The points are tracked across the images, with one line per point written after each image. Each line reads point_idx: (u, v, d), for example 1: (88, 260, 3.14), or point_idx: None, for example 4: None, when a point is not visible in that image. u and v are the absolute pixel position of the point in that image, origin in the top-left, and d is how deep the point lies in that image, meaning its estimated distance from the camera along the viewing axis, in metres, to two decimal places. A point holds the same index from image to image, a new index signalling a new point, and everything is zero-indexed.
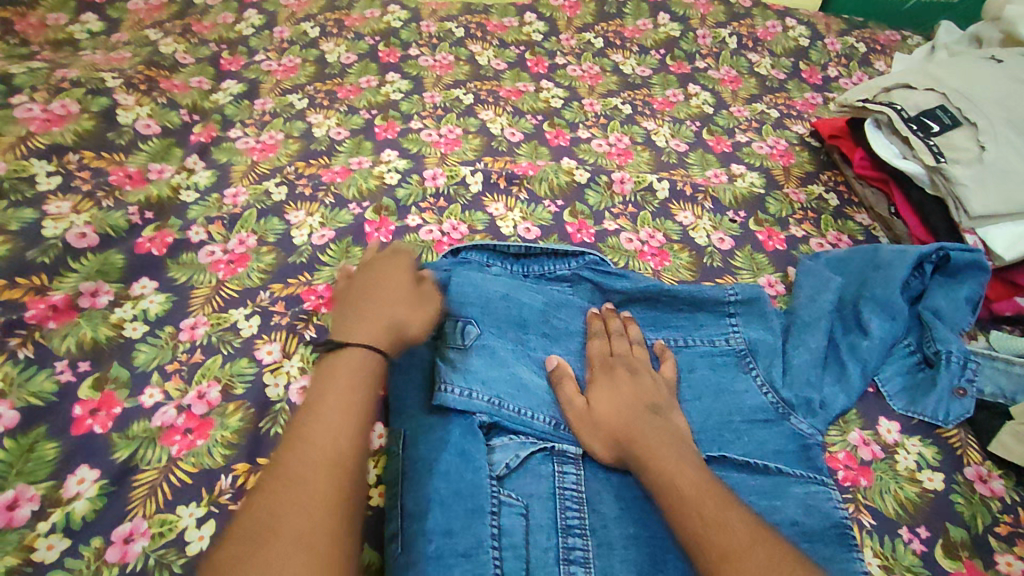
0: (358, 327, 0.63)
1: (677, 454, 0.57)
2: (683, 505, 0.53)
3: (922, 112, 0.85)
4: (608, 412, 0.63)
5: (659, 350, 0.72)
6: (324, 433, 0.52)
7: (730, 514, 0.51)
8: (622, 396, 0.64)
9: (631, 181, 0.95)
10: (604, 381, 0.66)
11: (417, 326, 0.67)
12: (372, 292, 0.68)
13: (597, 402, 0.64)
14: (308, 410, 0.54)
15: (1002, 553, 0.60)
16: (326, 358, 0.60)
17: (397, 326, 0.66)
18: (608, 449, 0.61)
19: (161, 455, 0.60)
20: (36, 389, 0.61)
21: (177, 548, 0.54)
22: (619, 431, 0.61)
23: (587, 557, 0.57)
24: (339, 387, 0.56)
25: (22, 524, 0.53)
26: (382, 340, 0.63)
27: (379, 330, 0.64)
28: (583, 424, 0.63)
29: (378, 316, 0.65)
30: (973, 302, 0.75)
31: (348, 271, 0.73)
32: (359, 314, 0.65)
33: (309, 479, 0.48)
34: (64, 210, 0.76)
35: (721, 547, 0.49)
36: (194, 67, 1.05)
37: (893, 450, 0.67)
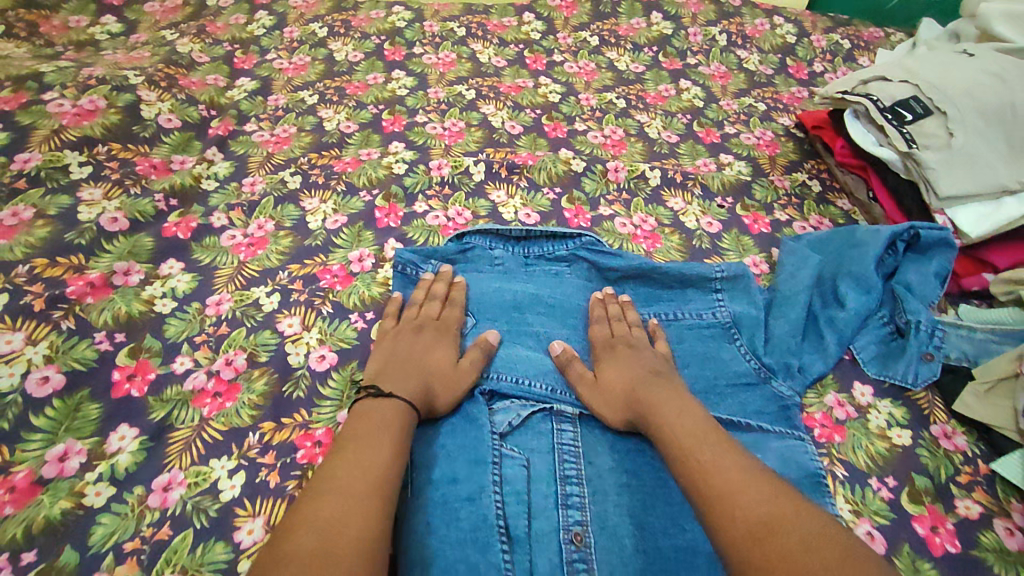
0: (401, 388, 0.64)
1: (678, 411, 0.63)
2: (683, 454, 0.58)
3: (897, 102, 0.90)
4: (616, 383, 0.69)
5: (652, 329, 0.78)
6: (377, 458, 0.56)
7: (726, 456, 0.57)
8: (627, 367, 0.70)
9: (625, 170, 1.01)
10: (608, 359, 0.72)
11: (449, 397, 0.67)
12: (405, 341, 0.72)
13: (605, 375, 0.70)
14: (357, 436, 0.57)
15: (962, 498, 0.66)
16: (370, 401, 0.62)
17: (442, 396, 0.66)
18: (618, 414, 0.67)
19: (193, 415, 0.65)
20: (79, 356, 0.67)
21: (212, 495, 0.60)
22: (627, 397, 0.67)
23: (583, 503, 0.62)
24: (381, 423, 0.60)
25: (72, 473, 0.59)
26: (417, 403, 0.64)
27: (419, 395, 0.65)
28: (594, 395, 0.69)
29: (410, 370, 0.67)
30: (942, 276, 0.80)
31: (424, 316, 0.75)
32: (406, 375, 0.66)
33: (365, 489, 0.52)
34: (96, 196, 0.81)
35: (717, 484, 0.54)
36: (209, 65, 1.11)
37: (865, 411, 0.73)
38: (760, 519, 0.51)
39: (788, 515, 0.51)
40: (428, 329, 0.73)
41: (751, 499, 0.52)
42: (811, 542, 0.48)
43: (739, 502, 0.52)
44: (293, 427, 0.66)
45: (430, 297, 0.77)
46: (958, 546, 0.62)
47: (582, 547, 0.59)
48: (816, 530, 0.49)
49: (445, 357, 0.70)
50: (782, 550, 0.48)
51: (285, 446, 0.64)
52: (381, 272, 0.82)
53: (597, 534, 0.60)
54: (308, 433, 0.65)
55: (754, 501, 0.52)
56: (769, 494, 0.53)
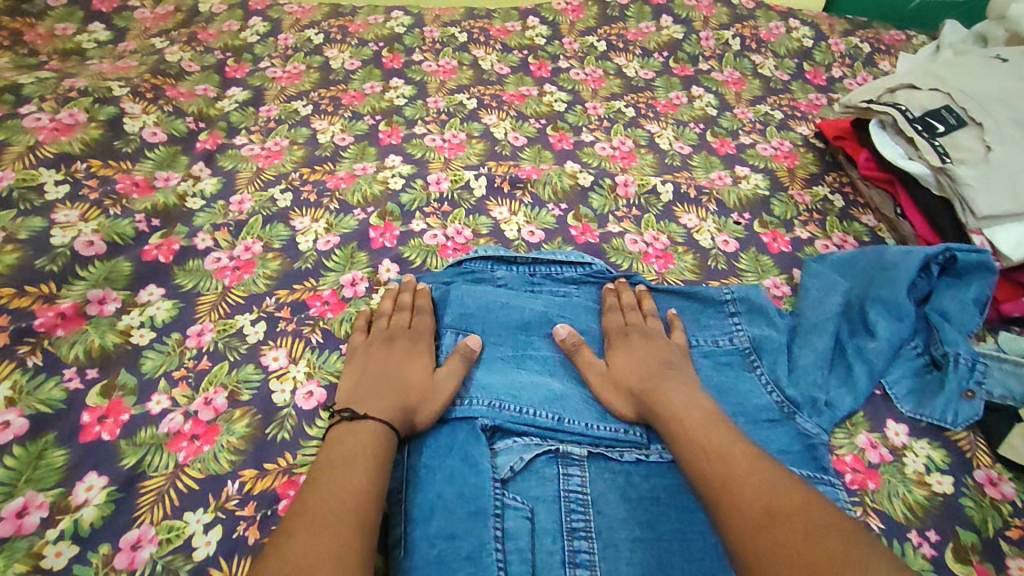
0: (375, 408, 0.61)
1: (685, 402, 0.62)
2: (689, 442, 0.58)
3: (927, 112, 0.85)
4: (627, 372, 0.68)
5: (669, 319, 0.75)
6: (350, 489, 0.53)
7: (731, 445, 0.56)
8: (638, 357, 0.68)
9: (635, 184, 0.95)
10: (620, 346, 0.71)
11: (430, 410, 0.63)
12: (378, 356, 0.68)
13: (616, 363, 0.69)
14: (330, 463, 0.55)
15: (1013, 557, 0.60)
16: (344, 427, 0.59)
17: (423, 410, 0.63)
18: (628, 404, 0.66)
19: (167, 462, 0.60)
20: (45, 396, 0.62)
21: (184, 554, 0.54)
22: (636, 387, 0.66)
23: (593, 561, 0.56)
24: (357, 449, 0.57)
25: (31, 531, 0.54)
26: (395, 421, 0.60)
27: (399, 413, 0.61)
28: (604, 384, 0.68)
29: (385, 387, 0.64)
30: (981, 304, 0.74)
31: (395, 327, 0.71)
32: (383, 394, 0.63)
33: (335, 519, 0.50)
34: (72, 218, 0.77)
35: (722, 474, 0.53)
36: (199, 74, 1.06)
37: (901, 453, 0.67)
38: (763, 508, 0.49)
39: (792, 505, 0.49)
40: (401, 341, 0.70)
41: (753, 490, 0.51)
42: (816, 530, 0.46)
43: (742, 492, 0.51)
44: (276, 473, 0.60)
45: (398, 307, 0.73)
46: None
47: None
48: (820, 518, 0.48)
49: (421, 369, 0.67)
50: (786, 538, 0.47)
51: (266, 496, 0.59)
52: (375, 297, 0.77)
53: None
54: (291, 481, 0.60)
55: (756, 488, 0.51)
56: (772, 483, 0.51)
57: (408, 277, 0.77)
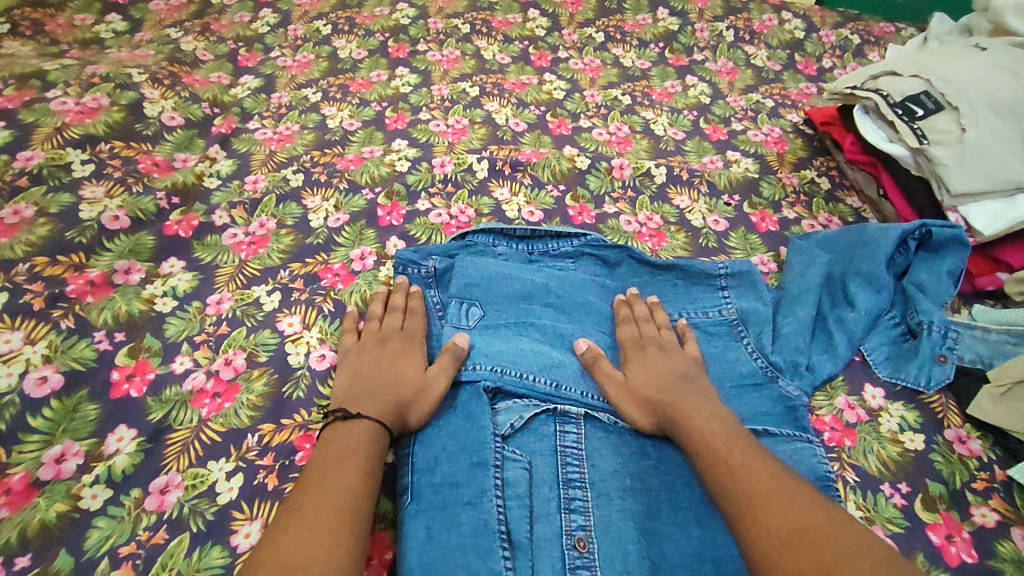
0: (369, 408, 0.63)
1: (706, 418, 0.63)
2: (715, 459, 0.59)
3: (907, 97, 0.89)
4: (645, 383, 0.68)
5: (681, 329, 0.77)
6: (345, 481, 0.56)
7: (756, 463, 0.58)
8: (655, 370, 0.69)
9: (630, 167, 0.99)
10: (638, 358, 0.72)
11: (422, 407, 0.65)
12: (370, 356, 0.70)
13: (634, 376, 0.70)
14: (324, 461, 0.57)
15: (978, 506, 0.64)
16: (336, 427, 0.61)
17: (414, 408, 0.65)
18: (647, 416, 0.66)
19: (191, 417, 0.65)
20: (78, 356, 0.66)
21: (209, 498, 0.59)
22: (656, 400, 0.67)
23: (587, 507, 0.61)
24: (352, 446, 0.59)
25: (69, 475, 0.59)
26: (388, 421, 0.62)
27: (389, 412, 0.63)
28: (623, 395, 0.68)
29: (378, 385, 0.66)
30: (954, 276, 0.78)
31: (387, 328, 0.72)
32: (374, 393, 0.65)
33: (329, 518, 0.52)
34: (98, 194, 0.81)
35: (749, 492, 0.55)
36: (213, 63, 1.10)
37: (877, 414, 0.72)
38: (792, 526, 0.52)
39: (817, 524, 0.52)
40: (393, 341, 0.71)
41: (781, 509, 0.53)
42: (842, 551, 0.49)
43: (771, 511, 0.53)
44: (292, 428, 0.65)
45: (389, 308, 0.75)
46: (973, 555, 0.61)
47: (585, 554, 0.58)
48: (846, 537, 0.51)
49: (412, 368, 0.68)
50: (817, 554, 0.49)
51: (283, 448, 0.63)
52: (383, 270, 0.82)
53: (601, 538, 0.59)
54: (307, 434, 0.65)
55: (784, 503, 0.54)
56: (798, 502, 0.54)
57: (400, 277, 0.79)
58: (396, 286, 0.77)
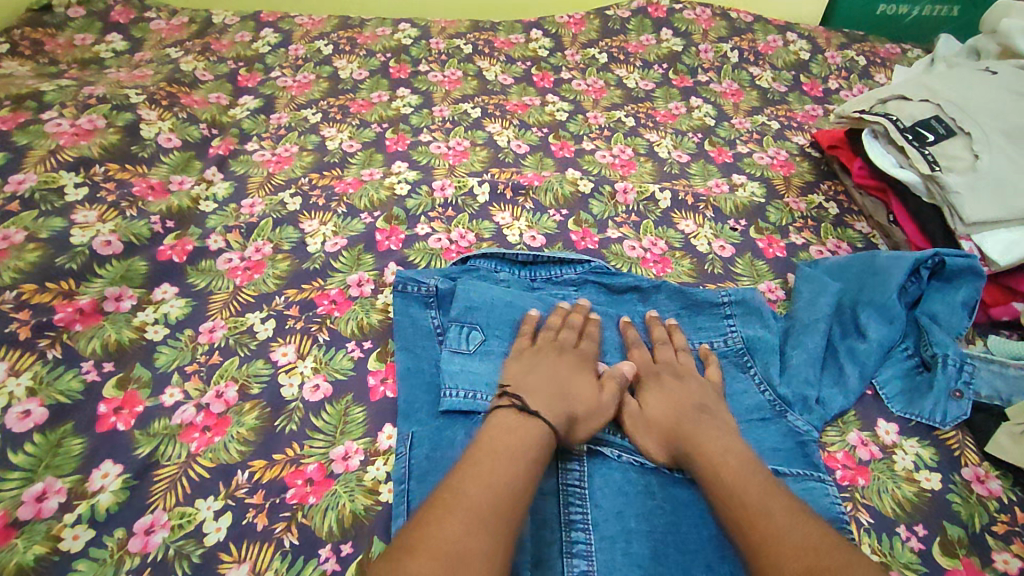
0: (545, 406, 0.59)
1: (723, 450, 0.59)
2: (728, 494, 0.55)
3: (917, 122, 0.87)
4: (659, 412, 0.65)
5: (704, 354, 0.73)
6: (511, 476, 0.51)
7: (770, 498, 0.53)
8: (672, 399, 0.65)
9: (634, 191, 0.97)
10: (652, 386, 0.68)
11: (588, 427, 0.62)
12: (547, 360, 0.67)
13: (648, 404, 0.66)
14: (495, 449, 0.53)
15: (999, 551, 0.61)
16: (513, 417, 0.58)
17: (583, 426, 0.62)
18: (661, 447, 0.63)
19: (180, 452, 0.62)
20: (64, 388, 0.64)
21: (195, 539, 0.56)
22: (671, 431, 0.62)
23: (590, 551, 0.57)
24: (517, 451, 0.54)
25: (50, 515, 0.56)
26: (560, 422, 0.59)
27: (565, 423, 0.60)
28: (636, 424, 0.65)
29: (554, 389, 0.63)
30: (970, 306, 0.75)
31: (565, 341, 0.70)
32: (552, 395, 0.61)
33: (493, 514, 0.48)
34: (91, 219, 0.80)
35: (762, 532, 0.51)
36: (212, 83, 1.10)
37: (891, 451, 0.68)
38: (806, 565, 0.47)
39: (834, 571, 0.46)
40: (569, 353, 0.69)
41: (794, 549, 0.48)
42: None
43: (782, 550, 0.49)
44: (285, 463, 0.62)
45: (567, 325, 0.72)
46: None
47: None
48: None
49: (587, 383, 0.65)
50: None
51: (275, 485, 0.61)
52: (381, 297, 0.79)
53: None
54: (299, 470, 0.62)
55: (797, 544, 0.49)
56: (812, 539, 0.49)
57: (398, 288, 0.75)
58: (578, 308, 0.75)
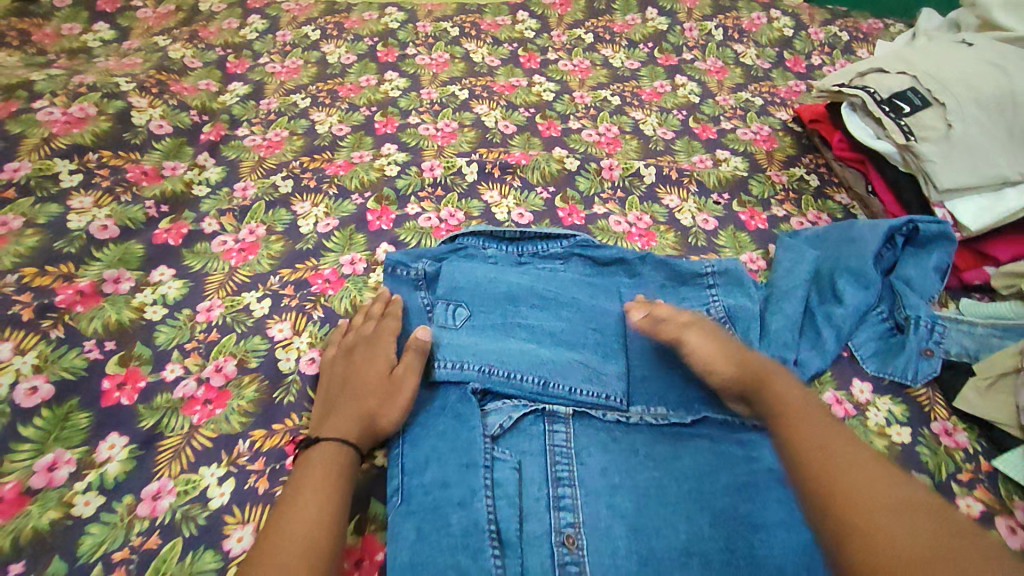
0: (334, 428, 0.62)
1: (792, 388, 0.58)
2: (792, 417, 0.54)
3: (895, 94, 0.89)
4: (727, 344, 0.64)
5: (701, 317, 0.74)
6: (314, 494, 0.56)
7: (858, 453, 0.49)
8: (737, 342, 0.65)
9: (619, 168, 0.99)
10: (716, 327, 0.68)
11: (389, 417, 0.63)
12: (341, 366, 0.68)
13: (715, 335, 0.66)
14: (297, 477, 0.58)
15: (963, 496, 0.64)
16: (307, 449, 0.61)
17: (383, 418, 0.63)
18: (727, 370, 0.62)
19: (183, 423, 0.65)
20: (68, 365, 0.66)
21: (201, 503, 0.59)
22: (743, 361, 0.62)
23: (576, 505, 0.60)
24: (321, 467, 0.58)
25: (61, 483, 0.59)
26: (353, 436, 0.61)
27: (356, 424, 0.62)
28: (704, 347, 0.64)
29: (346, 401, 0.64)
30: (941, 270, 0.78)
31: (357, 337, 0.70)
32: (342, 411, 0.63)
33: (290, 532, 0.52)
34: (87, 204, 0.81)
35: (828, 450, 0.49)
36: (201, 70, 1.11)
37: (864, 408, 0.71)
38: (881, 491, 0.44)
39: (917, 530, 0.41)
40: (361, 349, 0.69)
41: (872, 504, 0.44)
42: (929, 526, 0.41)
43: (856, 470, 0.47)
44: (283, 432, 0.65)
45: (367, 317, 0.73)
46: None
47: (574, 550, 0.57)
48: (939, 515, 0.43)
49: (378, 375, 0.66)
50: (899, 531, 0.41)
51: (275, 452, 0.63)
52: (373, 276, 0.81)
53: (590, 536, 0.58)
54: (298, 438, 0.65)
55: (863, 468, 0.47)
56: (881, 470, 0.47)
57: (392, 267, 0.77)
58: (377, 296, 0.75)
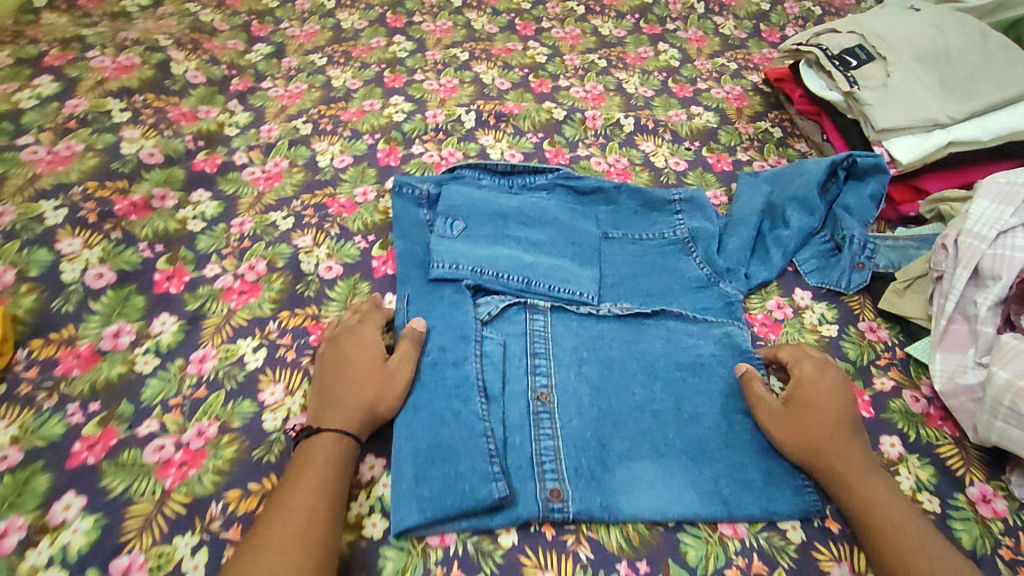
0: (334, 419, 0.64)
1: (874, 487, 0.62)
2: (874, 519, 0.60)
3: (844, 50, 1.00)
4: (810, 426, 0.65)
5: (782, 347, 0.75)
6: (318, 478, 0.59)
7: (932, 564, 0.56)
8: (823, 421, 0.66)
9: (602, 118, 1.12)
10: (801, 400, 0.67)
11: (389, 402, 0.66)
12: (331, 358, 0.70)
13: (796, 413, 0.66)
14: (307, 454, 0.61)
15: (879, 377, 0.76)
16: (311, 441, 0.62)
17: (383, 404, 0.65)
18: (800, 451, 0.65)
19: (222, 307, 0.77)
20: (127, 260, 0.79)
21: (239, 366, 0.72)
22: (819, 444, 0.64)
23: (550, 370, 0.72)
24: (327, 453, 0.61)
25: (125, 347, 0.72)
26: (354, 424, 0.63)
27: (358, 413, 0.64)
28: (782, 424, 0.66)
29: (341, 389, 0.66)
30: (876, 199, 0.91)
31: (344, 330, 0.72)
32: (340, 399, 0.65)
33: (295, 509, 0.56)
34: (135, 135, 0.94)
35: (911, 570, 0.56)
36: (229, 32, 1.23)
37: (802, 311, 0.83)
38: None
39: None
40: (351, 340, 0.71)
41: None
42: None
43: None
44: (305, 316, 0.77)
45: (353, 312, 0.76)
46: (871, 412, 0.72)
47: (547, 403, 0.69)
48: None
49: (372, 363, 0.68)
50: None
51: (299, 331, 0.76)
52: (382, 202, 0.93)
53: (561, 394, 0.70)
54: (318, 322, 0.77)
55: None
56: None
57: (398, 186, 0.88)
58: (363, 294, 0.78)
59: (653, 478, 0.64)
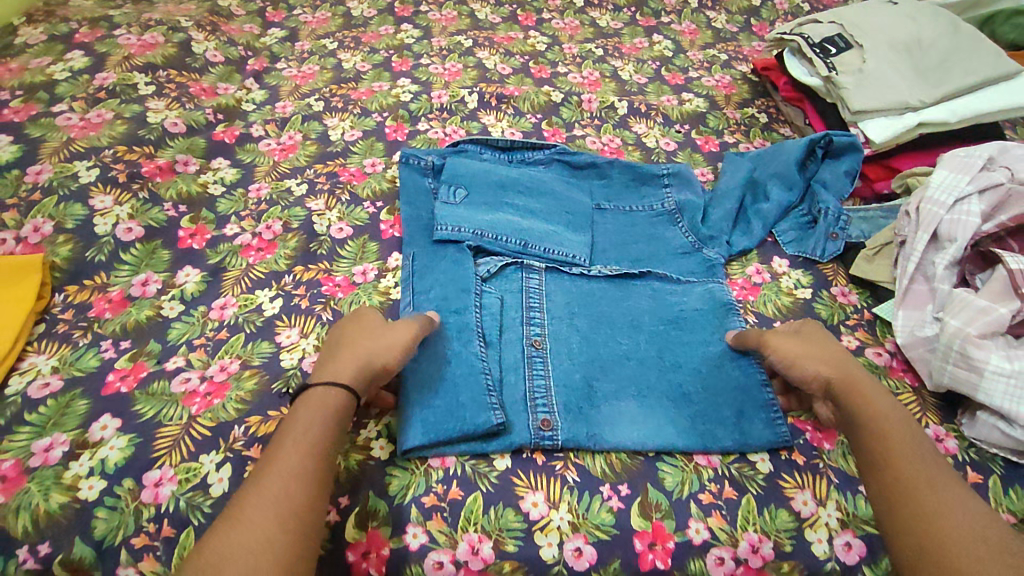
0: (333, 372, 0.63)
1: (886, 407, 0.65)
2: (883, 435, 0.62)
3: (824, 40, 1.07)
4: (820, 351, 0.71)
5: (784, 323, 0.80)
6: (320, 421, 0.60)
7: (942, 477, 0.58)
8: (829, 351, 0.71)
9: (597, 101, 1.18)
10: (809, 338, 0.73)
11: (387, 356, 0.66)
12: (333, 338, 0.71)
13: (806, 342, 0.72)
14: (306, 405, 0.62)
15: (847, 336, 0.82)
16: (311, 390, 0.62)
17: (381, 359, 0.66)
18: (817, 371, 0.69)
19: (241, 262, 0.84)
20: (153, 217, 0.85)
21: (257, 313, 0.78)
22: (833, 364, 0.69)
23: (543, 321, 0.78)
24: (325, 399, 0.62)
25: (152, 294, 0.78)
26: (353, 376, 0.63)
27: (356, 365, 0.64)
28: (796, 345, 0.71)
29: (342, 351, 0.67)
30: (851, 174, 0.97)
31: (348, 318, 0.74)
32: (340, 357, 0.65)
33: (294, 447, 0.57)
34: (160, 107, 1.00)
35: (923, 482, 0.57)
36: (245, 17, 1.30)
37: (779, 276, 0.89)
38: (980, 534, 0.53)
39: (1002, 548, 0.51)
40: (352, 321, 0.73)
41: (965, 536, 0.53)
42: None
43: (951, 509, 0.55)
44: (318, 271, 0.84)
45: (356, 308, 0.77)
46: None
47: (540, 348, 0.75)
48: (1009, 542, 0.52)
49: (372, 330, 0.70)
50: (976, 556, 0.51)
51: (312, 284, 0.82)
52: (389, 172, 0.99)
53: (553, 341, 0.77)
54: (330, 277, 0.83)
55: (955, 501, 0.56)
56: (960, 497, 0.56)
57: (407, 158, 0.95)
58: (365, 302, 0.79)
59: (634, 414, 0.71)
